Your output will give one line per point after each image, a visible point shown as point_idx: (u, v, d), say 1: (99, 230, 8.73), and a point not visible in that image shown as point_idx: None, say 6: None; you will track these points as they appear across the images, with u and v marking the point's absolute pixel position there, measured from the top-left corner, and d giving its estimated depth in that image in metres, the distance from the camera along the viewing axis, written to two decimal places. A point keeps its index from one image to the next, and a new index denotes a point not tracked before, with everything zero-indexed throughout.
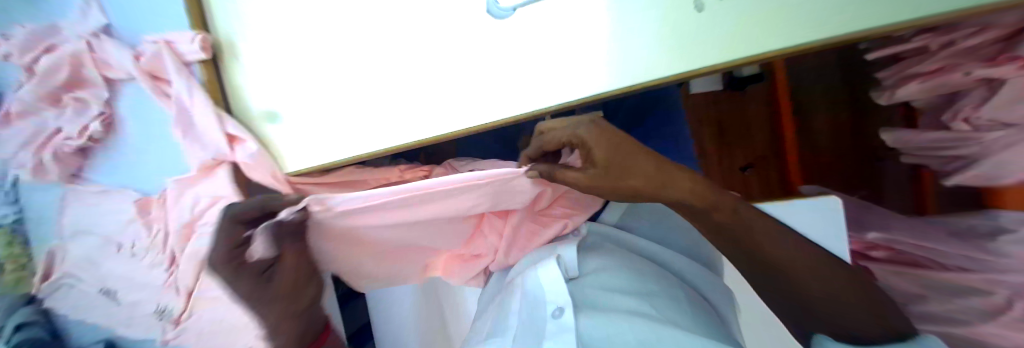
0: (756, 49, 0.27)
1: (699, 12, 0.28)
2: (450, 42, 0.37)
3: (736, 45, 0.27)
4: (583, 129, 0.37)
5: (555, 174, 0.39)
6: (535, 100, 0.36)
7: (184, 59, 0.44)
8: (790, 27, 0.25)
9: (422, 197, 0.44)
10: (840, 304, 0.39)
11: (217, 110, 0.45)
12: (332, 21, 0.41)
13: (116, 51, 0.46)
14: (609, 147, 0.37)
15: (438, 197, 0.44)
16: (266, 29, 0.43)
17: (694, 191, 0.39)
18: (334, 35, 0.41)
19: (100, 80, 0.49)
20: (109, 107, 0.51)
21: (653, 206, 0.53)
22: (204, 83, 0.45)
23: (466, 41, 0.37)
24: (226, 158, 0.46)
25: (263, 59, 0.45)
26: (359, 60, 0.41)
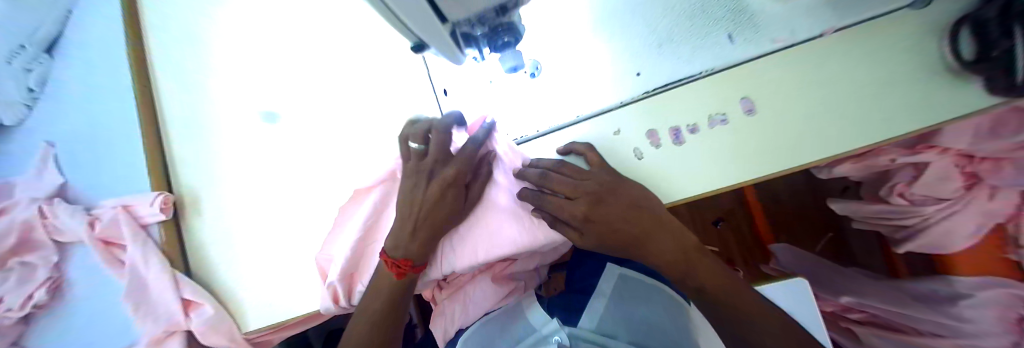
0: (727, 178, 0.37)
1: (658, 148, 0.38)
2: (367, 140, 0.45)
3: (711, 178, 0.37)
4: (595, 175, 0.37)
5: (543, 202, 0.36)
6: (510, 216, 0.40)
7: (144, 221, 0.45)
8: (744, 161, 0.36)
9: (473, 251, 0.41)
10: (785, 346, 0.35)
11: (173, 274, 0.44)
12: (288, 148, 0.47)
13: (68, 217, 0.46)
14: (607, 226, 0.36)
15: (474, 247, 0.41)
16: (250, 170, 0.47)
17: (665, 251, 0.36)
18: (290, 159, 0.47)
19: (51, 245, 0.48)
20: (59, 270, 0.49)
21: (646, 306, 0.49)
22: (161, 244, 0.45)
23: (371, 140, 0.45)
24: (180, 326, 0.44)
25: (242, 202, 0.47)
26: (300, 175, 0.47)
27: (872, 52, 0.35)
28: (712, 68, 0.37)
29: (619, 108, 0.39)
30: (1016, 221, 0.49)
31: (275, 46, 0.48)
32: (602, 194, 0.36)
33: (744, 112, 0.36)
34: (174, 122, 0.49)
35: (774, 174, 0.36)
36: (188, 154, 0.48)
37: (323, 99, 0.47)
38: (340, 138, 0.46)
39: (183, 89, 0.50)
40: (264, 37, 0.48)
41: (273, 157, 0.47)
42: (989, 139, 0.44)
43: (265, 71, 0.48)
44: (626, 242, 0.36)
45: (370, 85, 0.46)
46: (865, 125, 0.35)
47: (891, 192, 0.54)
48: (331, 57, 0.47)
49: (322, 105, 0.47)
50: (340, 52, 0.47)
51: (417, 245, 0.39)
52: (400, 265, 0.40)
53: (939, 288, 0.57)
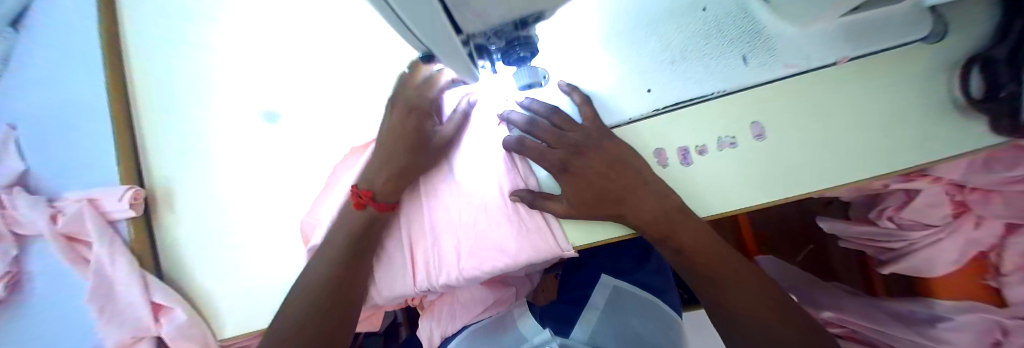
0: (734, 204, 0.36)
1: (664, 168, 0.38)
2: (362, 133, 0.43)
3: (716, 203, 0.37)
4: (584, 131, 0.37)
5: (523, 144, 0.38)
6: (501, 211, 0.40)
7: (111, 217, 0.42)
8: (752, 186, 0.36)
9: (455, 238, 0.41)
10: (761, 301, 0.38)
11: (145, 275, 0.42)
12: (281, 137, 0.46)
13: (28, 208, 0.42)
14: (584, 179, 0.37)
15: (461, 237, 0.41)
16: (239, 160, 0.46)
17: (650, 208, 0.36)
18: (283, 148, 0.46)
19: (9, 238, 0.44)
20: (17, 265, 0.45)
21: (641, 314, 0.51)
22: (130, 242, 0.43)
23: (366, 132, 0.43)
24: (148, 334, 0.42)
25: (228, 191, 0.46)
26: (294, 165, 0.46)
27: (885, 84, 0.34)
28: (723, 89, 0.36)
29: (630, 124, 0.38)
30: (999, 250, 0.50)
31: (268, 41, 0.46)
32: (584, 146, 0.37)
33: (754, 136, 0.36)
34: (162, 112, 0.47)
35: (779, 201, 0.36)
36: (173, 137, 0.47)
37: (320, 95, 0.45)
38: (333, 129, 0.45)
39: (169, 79, 0.47)
40: (258, 34, 0.46)
41: (266, 146, 0.46)
42: (982, 172, 0.45)
43: (257, 70, 0.46)
44: (606, 204, 0.37)
45: (368, 79, 0.44)
46: (875, 157, 0.35)
47: (881, 216, 0.56)
48: (328, 48, 0.45)
49: (315, 96, 0.45)
50: (339, 43, 0.44)
51: (382, 181, 0.40)
52: (362, 194, 0.39)
53: (920, 309, 0.59)
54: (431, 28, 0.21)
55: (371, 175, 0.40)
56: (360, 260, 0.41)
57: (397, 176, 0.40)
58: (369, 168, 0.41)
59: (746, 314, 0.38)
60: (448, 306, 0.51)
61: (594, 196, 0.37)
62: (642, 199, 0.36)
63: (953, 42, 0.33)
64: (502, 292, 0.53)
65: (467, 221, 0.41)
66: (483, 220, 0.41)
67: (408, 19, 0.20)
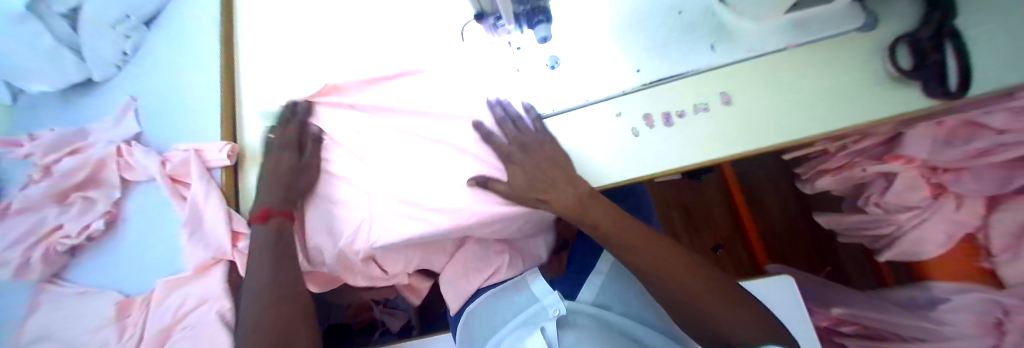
0: (712, 155, 0.43)
1: (653, 129, 0.46)
2: (397, 65, 0.54)
3: (700, 154, 0.44)
4: (529, 134, 0.46)
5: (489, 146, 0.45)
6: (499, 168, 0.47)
7: (209, 165, 0.52)
8: (724, 143, 0.43)
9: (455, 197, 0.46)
10: (711, 295, 0.39)
11: (229, 210, 0.50)
12: (325, 73, 0.56)
13: (140, 155, 0.52)
14: (529, 171, 0.44)
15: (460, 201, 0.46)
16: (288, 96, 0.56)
17: (572, 196, 0.43)
18: (323, 82, 0.55)
19: (117, 182, 0.54)
20: (116, 206, 0.55)
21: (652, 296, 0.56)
22: (220, 183, 0.52)
23: (401, 63, 0.53)
24: (226, 255, 0.49)
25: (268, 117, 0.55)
26: None
27: (831, 61, 0.43)
28: (696, 69, 0.45)
29: (623, 96, 0.47)
30: (985, 229, 0.54)
31: (321, 31, 0.58)
32: (529, 146, 0.45)
33: (722, 103, 0.44)
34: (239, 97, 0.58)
35: (752, 152, 0.42)
36: None
37: (371, 53, 0.55)
38: (370, 65, 0.54)
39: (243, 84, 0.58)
40: (317, 26, 0.58)
41: (310, 79, 0.56)
42: (945, 148, 0.51)
43: (304, 52, 0.58)
44: (535, 189, 0.43)
45: (410, 43, 0.54)
46: (835, 114, 0.41)
47: (869, 202, 0.61)
48: (375, 17, 0.57)
49: (366, 45, 0.56)
50: (398, 36, 0.55)
51: None
52: None
53: (920, 296, 0.61)
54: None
55: None
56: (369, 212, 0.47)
57: None
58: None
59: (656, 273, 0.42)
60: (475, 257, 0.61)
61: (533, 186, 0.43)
62: (568, 188, 0.43)
63: (888, 27, 0.42)
64: (496, 264, 0.61)
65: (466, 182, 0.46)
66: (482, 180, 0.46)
67: None
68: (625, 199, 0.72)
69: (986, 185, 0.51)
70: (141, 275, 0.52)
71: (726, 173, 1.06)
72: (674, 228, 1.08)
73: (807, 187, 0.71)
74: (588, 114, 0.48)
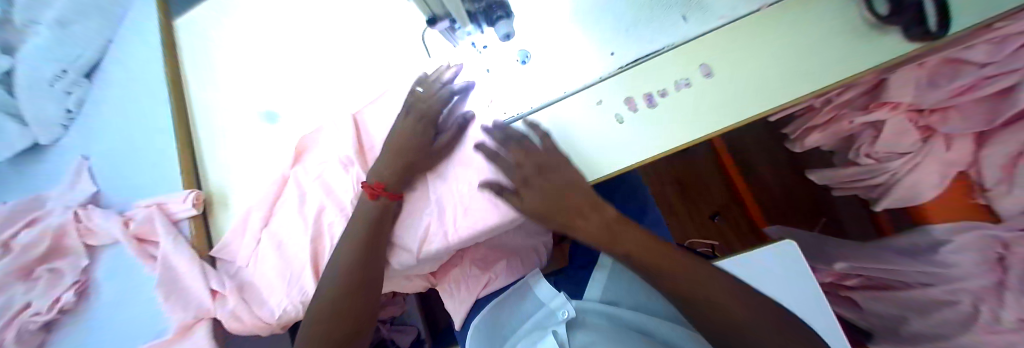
0: (701, 131, 0.41)
1: (636, 113, 0.43)
2: (362, 82, 0.51)
3: (690, 132, 0.42)
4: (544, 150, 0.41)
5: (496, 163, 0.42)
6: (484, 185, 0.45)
7: (174, 217, 0.51)
8: (711, 116, 0.41)
9: (447, 215, 0.45)
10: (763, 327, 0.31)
11: (201, 263, 0.49)
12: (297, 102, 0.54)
13: (102, 219, 0.51)
14: (542, 189, 0.39)
15: (451, 217, 0.45)
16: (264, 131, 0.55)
17: (593, 217, 0.38)
18: (298, 112, 0.54)
19: (83, 249, 0.52)
20: (84, 274, 0.52)
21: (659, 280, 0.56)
22: (189, 236, 0.51)
23: (365, 80, 0.51)
24: (206, 313, 0.47)
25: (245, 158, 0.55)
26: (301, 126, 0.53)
27: (809, 16, 0.41)
28: (671, 44, 0.43)
29: (600, 82, 0.45)
30: (977, 166, 0.54)
31: (278, 57, 0.55)
32: (542, 163, 0.40)
33: (703, 75, 0.42)
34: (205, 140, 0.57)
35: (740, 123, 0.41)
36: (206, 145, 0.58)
37: (332, 74, 0.52)
38: (338, 88, 0.52)
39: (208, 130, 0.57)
40: (274, 55, 0.55)
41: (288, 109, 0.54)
42: (931, 89, 0.50)
43: (265, 84, 0.55)
44: (554, 214, 0.39)
45: (368, 56, 0.51)
46: (818, 71, 0.40)
47: (859, 153, 0.60)
48: (329, 33, 0.53)
49: (325, 66, 0.53)
50: (355, 50, 0.52)
51: (392, 171, 0.44)
52: (375, 187, 0.44)
53: (920, 240, 0.61)
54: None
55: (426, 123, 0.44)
56: (375, 245, 0.44)
57: (402, 172, 0.45)
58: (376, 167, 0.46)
59: (711, 308, 0.33)
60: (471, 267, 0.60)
61: (549, 204, 0.39)
62: (589, 208, 0.39)
63: None
64: (490, 273, 0.60)
65: (451, 198, 0.46)
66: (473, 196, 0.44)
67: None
68: (618, 185, 0.71)
69: (975, 121, 0.50)
70: (119, 342, 0.50)
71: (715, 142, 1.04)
72: (671, 205, 1.12)
73: (796, 145, 0.70)
74: (564, 106, 0.46)
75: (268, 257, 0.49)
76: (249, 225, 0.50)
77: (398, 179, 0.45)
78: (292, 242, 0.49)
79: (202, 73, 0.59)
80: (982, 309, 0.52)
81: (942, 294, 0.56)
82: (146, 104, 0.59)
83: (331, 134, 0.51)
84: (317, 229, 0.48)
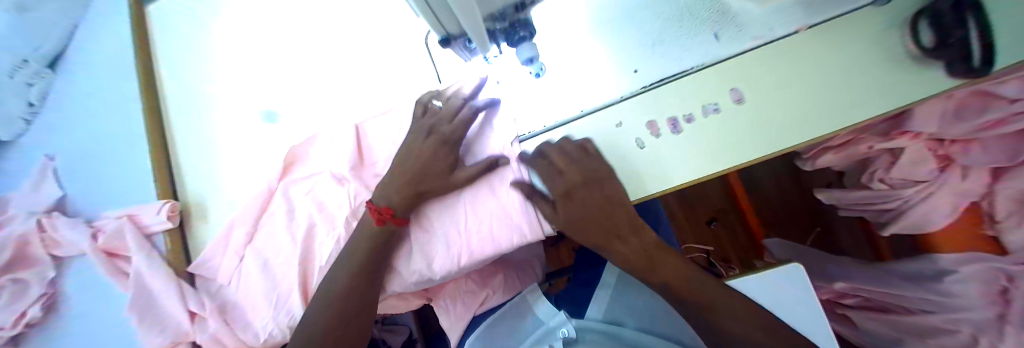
0: (729, 162, 0.39)
1: (659, 137, 0.40)
2: (360, 90, 0.47)
3: (716, 162, 0.39)
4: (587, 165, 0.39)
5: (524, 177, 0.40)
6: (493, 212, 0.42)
7: (148, 230, 0.48)
8: (739, 146, 0.39)
9: (454, 241, 0.43)
10: None
11: (180, 282, 0.47)
12: (292, 104, 0.50)
13: (67, 229, 0.49)
14: (579, 205, 0.38)
15: (461, 245, 0.42)
16: (257, 135, 0.52)
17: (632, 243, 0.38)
18: (295, 116, 0.50)
19: (49, 260, 0.51)
20: (53, 287, 0.52)
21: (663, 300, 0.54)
22: (165, 251, 0.49)
23: (364, 87, 0.47)
24: (187, 336, 0.46)
25: (234, 164, 0.52)
26: (296, 132, 0.50)
27: (848, 42, 0.37)
28: (701, 64, 0.40)
29: (620, 102, 0.41)
30: (990, 198, 0.53)
31: (277, 60, 0.52)
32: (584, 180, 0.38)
33: (734, 101, 0.39)
34: (188, 144, 0.54)
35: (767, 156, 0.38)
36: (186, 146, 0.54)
37: (329, 80, 0.49)
38: (336, 96, 0.48)
39: (193, 132, 0.54)
40: (271, 56, 0.52)
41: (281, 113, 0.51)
42: (956, 122, 0.48)
43: (262, 85, 0.52)
44: (591, 231, 0.38)
45: (367, 62, 0.47)
46: (852, 105, 0.37)
47: (872, 178, 0.59)
48: (327, 35, 0.49)
49: (323, 71, 0.49)
50: (354, 55, 0.48)
51: (402, 197, 0.40)
52: (382, 211, 0.40)
53: (926, 267, 0.61)
54: (470, 9, 0.25)
55: (441, 148, 0.40)
56: (379, 267, 0.42)
57: (412, 195, 0.41)
58: (384, 185, 0.42)
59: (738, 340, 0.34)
60: (467, 284, 0.57)
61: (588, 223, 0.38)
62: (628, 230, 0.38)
63: None
64: (488, 289, 0.58)
65: (460, 226, 0.42)
66: (487, 224, 0.41)
67: (445, 18, 0.29)
68: None
69: (998, 155, 0.49)
70: None
71: None
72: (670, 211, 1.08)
73: (807, 164, 0.66)
74: (579, 126, 0.42)
75: (251, 276, 0.45)
76: (231, 242, 0.47)
77: (409, 202, 0.41)
78: (278, 260, 0.45)
79: (189, 69, 0.55)
80: (981, 340, 0.52)
81: (943, 323, 0.56)
82: (117, 100, 0.55)
83: (325, 145, 0.46)
84: (307, 251, 0.45)
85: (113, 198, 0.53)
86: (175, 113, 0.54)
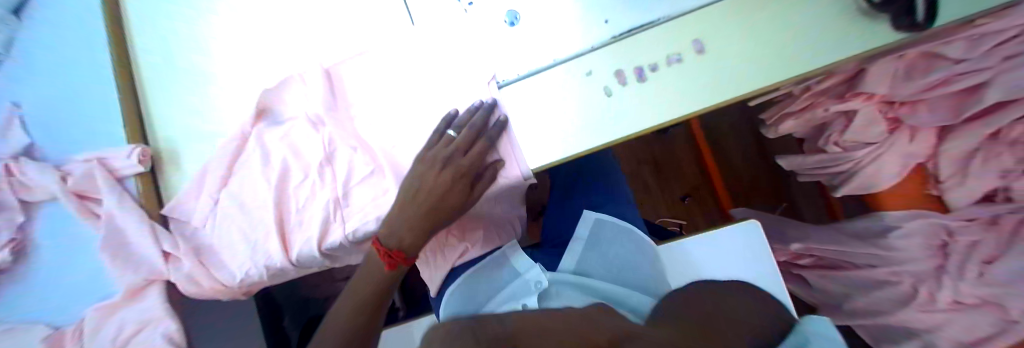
0: (688, 109, 0.41)
1: (625, 86, 0.42)
2: (335, 34, 0.47)
3: (678, 110, 0.41)
4: None
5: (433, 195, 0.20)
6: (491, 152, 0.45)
7: (118, 174, 0.47)
8: (699, 94, 0.41)
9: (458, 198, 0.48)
10: None
11: (151, 226, 0.47)
12: (259, 47, 0.49)
13: (37, 172, 0.47)
14: None
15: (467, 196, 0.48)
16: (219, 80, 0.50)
17: None
18: (259, 59, 0.49)
19: (16, 207, 0.47)
20: (21, 233, 0.48)
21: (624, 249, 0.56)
22: (138, 195, 0.48)
23: (338, 32, 0.47)
24: (161, 275, 0.47)
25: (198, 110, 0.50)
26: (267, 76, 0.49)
27: None
28: (667, 16, 0.42)
29: (591, 52, 0.43)
30: (935, 161, 0.57)
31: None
32: None
33: (696, 51, 0.41)
34: (155, 89, 0.52)
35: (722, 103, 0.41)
36: (160, 91, 0.51)
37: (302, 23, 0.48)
38: (309, 40, 0.48)
39: (161, 77, 0.51)
40: None
41: (246, 55, 0.49)
42: (907, 82, 0.51)
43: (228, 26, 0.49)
44: None
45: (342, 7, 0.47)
46: (803, 55, 0.39)
47: (828, 142, 0.63)
48: None
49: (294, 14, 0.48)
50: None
51: (414, 236, 0.43)
52: (394, 256, 0.44)
53: (873, 225, 0.65)
54: None
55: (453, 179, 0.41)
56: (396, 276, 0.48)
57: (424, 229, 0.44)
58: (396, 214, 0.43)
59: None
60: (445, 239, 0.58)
61: None
62: None
63: None
64: (466, 243, 0.59)
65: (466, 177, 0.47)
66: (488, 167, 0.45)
67: None
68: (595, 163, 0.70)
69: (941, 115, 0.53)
70: (69, 303, 0.48)
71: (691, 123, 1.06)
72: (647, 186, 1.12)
73: (772, 132, 0.71)
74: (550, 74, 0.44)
75: (231, 220, 0.46)
76: (206, 185, 0.47)
77: (419, 238, 0.44)
78: (256, 203, 0.46)
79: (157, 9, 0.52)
80: (919, 290, 0.58)
81: (886, 275, 0.62)
82: (78, 44, 0.53)
83: (300, 90, 0.47)
84: (280, 191, 0.46)
85: (77, 142, 0.51)
86: (147, 53, 0.52)
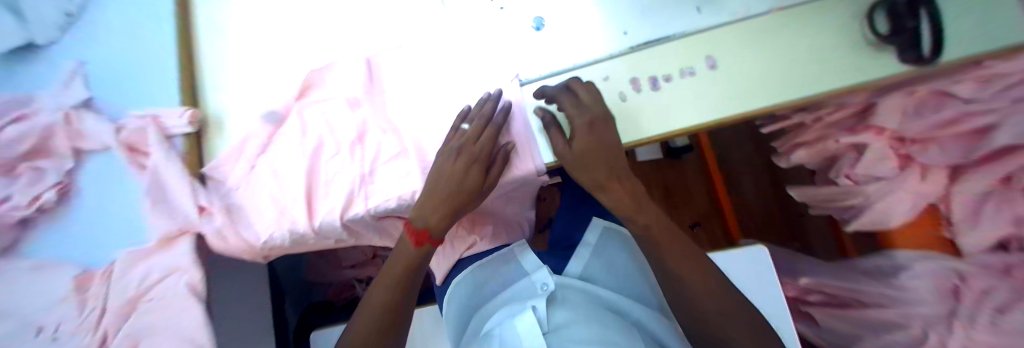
0: (699, 119, 0.43)
1: (639, 93, 0.45)
2: (375, 25, 0.52)
3: (690, 119, 0.43)
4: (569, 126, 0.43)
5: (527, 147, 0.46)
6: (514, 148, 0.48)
7: (168, 132, 0.51)
8: (710, 106, 0.43)
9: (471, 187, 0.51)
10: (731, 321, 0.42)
11: (190, 180, 0.50)
12: (306, 31, 0.54)
13: (96, 122, 0.52)
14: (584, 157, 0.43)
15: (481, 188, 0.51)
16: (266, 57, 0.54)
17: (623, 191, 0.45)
18: (305, 41, 0.53)
19: (69, 153, 0.51)
20: (68, 177, 0.52)
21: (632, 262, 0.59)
22: (183, 153, 0.51)
23: (378, 24, 0.52)
24: (194, 226, 0.49)
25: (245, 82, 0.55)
26: (309, 57, 0.53)
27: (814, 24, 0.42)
28: (682, 32, 0.44)
29: (608, 59, 0.46)
30: (947, 202, 0.56)
31: None
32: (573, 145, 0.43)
33: (708, 66, 0.43)
34: (207, 62, 0.57)
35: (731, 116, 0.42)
36: (210, 63, 0.56)
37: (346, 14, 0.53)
38: (351, 29, 0.52)
39: (216, 50, 0.57)
40: None
41: (295, 37, 0.54)
42: (917, 119, 0.52)
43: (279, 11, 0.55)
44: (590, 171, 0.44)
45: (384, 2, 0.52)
46: (812, 79, 0.41)
47: (840, 174, 0.63)
48: None
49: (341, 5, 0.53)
50: None
51: (438, 217, 0.44)
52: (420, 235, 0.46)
53: (884, 263, 0.63)
54: None
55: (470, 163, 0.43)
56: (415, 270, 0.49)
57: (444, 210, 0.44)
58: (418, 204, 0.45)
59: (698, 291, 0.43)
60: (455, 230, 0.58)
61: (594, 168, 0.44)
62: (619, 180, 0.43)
63: None
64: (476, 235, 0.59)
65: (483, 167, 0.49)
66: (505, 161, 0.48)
67: None
68: None
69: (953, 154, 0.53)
70: (103, 247, 0.51)
71: (705, 151, 1.08)
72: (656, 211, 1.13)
73: (783, 161, 0.72)
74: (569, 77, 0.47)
75: (261, 184, 0.49)
76: (246, 149, 0.51)
77: (442, 221, 0.45)
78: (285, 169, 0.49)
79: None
80: (931, 333, 0.56)
81: (898, 317, 0.60)
82: (149, 15, 0.59)
83: (341, 73, 0.51)
84: (313, 161, 0.49)
85: (135, 100, 0.56)
86: (203, 26, 0.58)
